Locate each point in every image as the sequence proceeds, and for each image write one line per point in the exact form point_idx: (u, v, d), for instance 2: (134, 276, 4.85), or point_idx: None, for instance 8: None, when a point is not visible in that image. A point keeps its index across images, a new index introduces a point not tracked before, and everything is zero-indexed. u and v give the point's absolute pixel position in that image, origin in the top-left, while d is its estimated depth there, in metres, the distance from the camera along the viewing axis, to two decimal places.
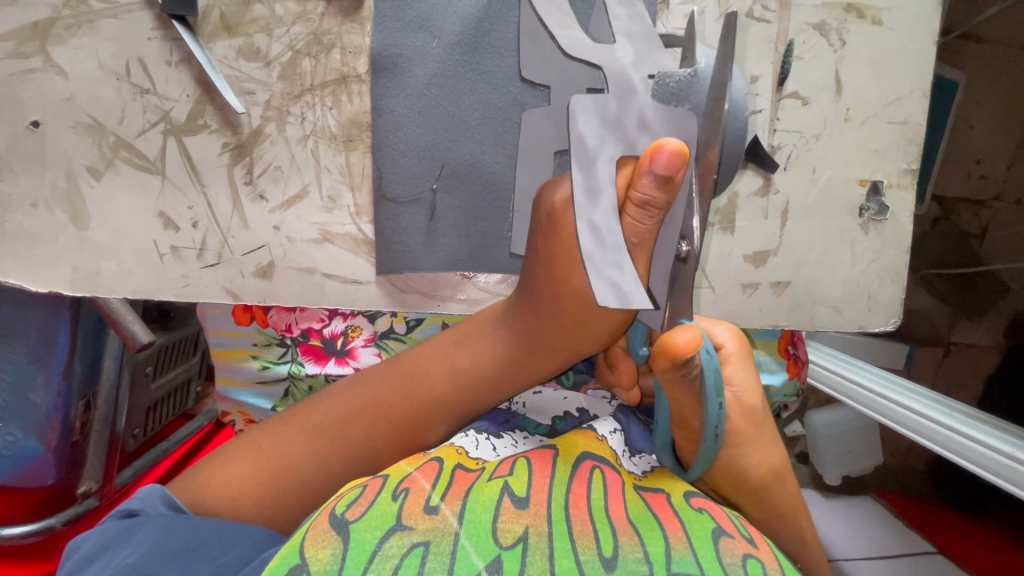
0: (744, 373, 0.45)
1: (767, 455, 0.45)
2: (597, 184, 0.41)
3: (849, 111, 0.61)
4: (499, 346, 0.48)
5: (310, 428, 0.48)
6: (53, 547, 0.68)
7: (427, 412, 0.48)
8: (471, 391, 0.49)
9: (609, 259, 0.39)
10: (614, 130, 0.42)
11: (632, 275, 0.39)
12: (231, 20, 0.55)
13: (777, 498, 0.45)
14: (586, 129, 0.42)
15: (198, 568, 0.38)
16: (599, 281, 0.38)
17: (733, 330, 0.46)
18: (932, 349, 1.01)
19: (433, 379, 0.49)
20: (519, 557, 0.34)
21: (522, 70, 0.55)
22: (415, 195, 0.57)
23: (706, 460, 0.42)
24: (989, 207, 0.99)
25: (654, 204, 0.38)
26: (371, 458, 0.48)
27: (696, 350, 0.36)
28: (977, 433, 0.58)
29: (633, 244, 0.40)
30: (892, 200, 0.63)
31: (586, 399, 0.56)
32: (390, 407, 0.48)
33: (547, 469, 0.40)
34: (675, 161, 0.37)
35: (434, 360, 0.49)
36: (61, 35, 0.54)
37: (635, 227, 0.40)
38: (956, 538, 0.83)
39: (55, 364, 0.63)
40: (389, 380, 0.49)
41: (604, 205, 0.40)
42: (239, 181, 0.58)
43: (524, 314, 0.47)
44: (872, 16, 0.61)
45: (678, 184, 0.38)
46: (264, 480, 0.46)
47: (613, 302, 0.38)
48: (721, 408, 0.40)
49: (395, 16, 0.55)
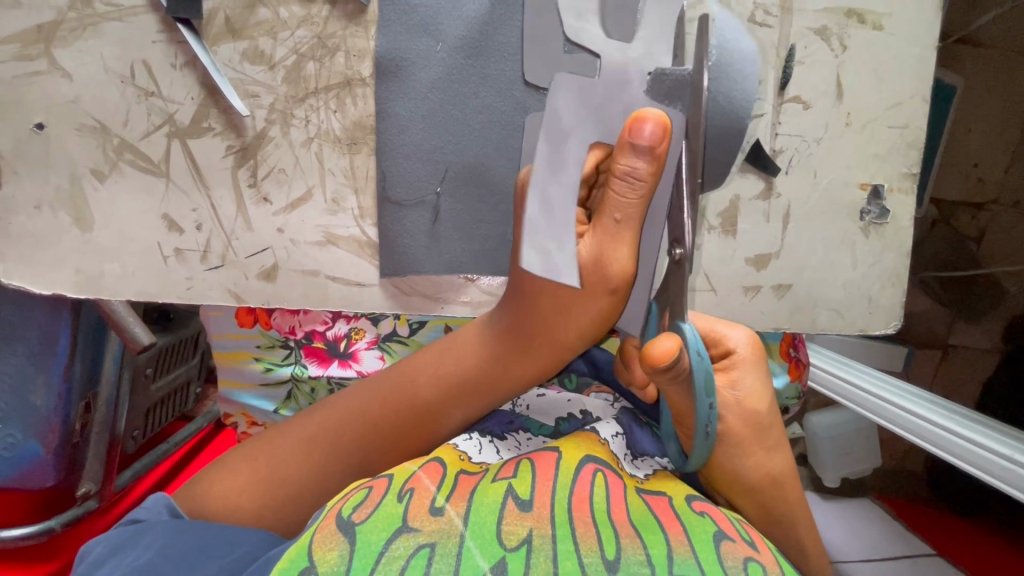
0: (755, 376, 0.45)
1: (774, 458, 0.45)
2: (566, 159, 0.45)
3: (850, 115, 0.62)
4: (486, 348, 0.48)
5: (303, 439, 0.48)
6: (56, 550, 0.68)
7: (419, 419, 0.48)
8: (459, 396, 0.48)
9: (553, 232, 0.44)
10: (594, 114, 0.46)
11: (569, 253, 0.43)
12: (236, 24, 0.55)
13: (782, 499, 0.46)
14: (563, 106, 0.46)
15: (206, 566, 0.38)
16: (531, 248, 0.44)
17: (749, 335, 0.46)
18: (930, 351, 1.01)
19: (422, 386, 0.48)
20: (523, 559, 0.34)
21: (525, 74, 0.55)
22: (418, 198, 0.57)
23: (701, 458, 0.41)
24: (987, 210, 0.99)
25: (636, 175, 0.39)
26: (369, 467, 0.48)
27: (677, 357, 0.36)
28: (974, 435, 0.59)
29: (616, 220, 0.41)
30: (892, 204, 0.64)
31: (590, 402, 0.55)
32: (380, 417, 0.48)
33: (551, 471, 0.40)
34: (657, 133, 0.38)
35: (422, 367, 0.49)
36: (66, 37, 0.54)
37: (617, 201, 0.41)
38: (952, 539, 0.84)
39: (56, 365, 0.63)
40: (378, 391, 0.49)
41: (566, 179, 0.45)
42: (243, 183, 0.58)
43: (510, 310, 0.47)
44: (873, 22, 0.61)
45: (659, 159, 0.39)
46: (261, 491, 0.46)
47: (536, 269, 0.44)
48: (713, 407, 0.39)
49: (398, 21, 0.55)
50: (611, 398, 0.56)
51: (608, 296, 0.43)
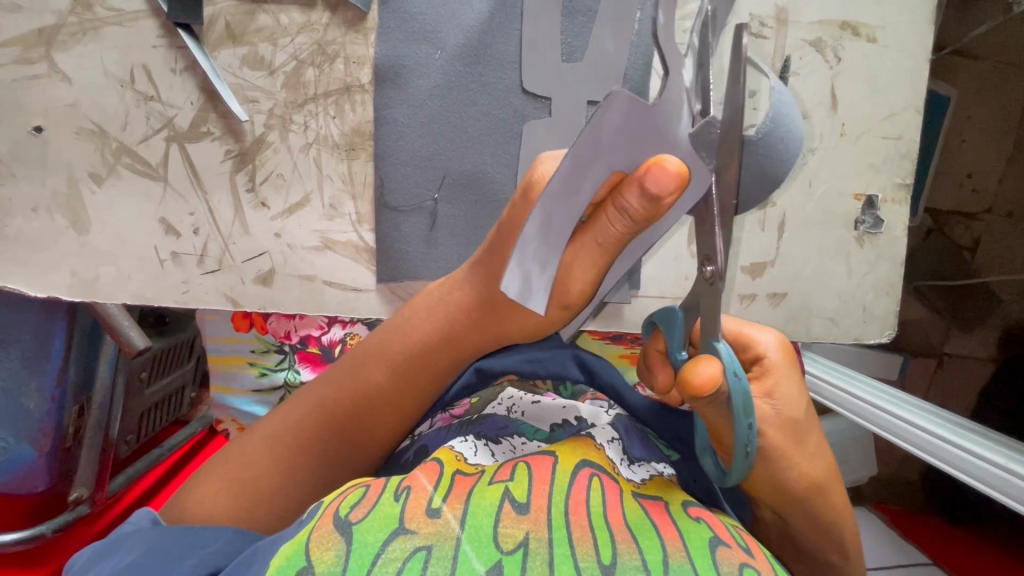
0: (792, 384, 0.41)
1: (812, 467, 0.41)
2: (580, 181, 0.36)
3: (844, 126, 0.62)
4: (441, 330, 0.45)
5: (268, 435, 0.46)
6: (45, 555, 0.68)
7: (380, 405, 0.47)
8: (417, 381, 0.47)
9: (541, 254, 0.37)
10: (632, 138, 0.35)
11: (548, 280, 0.38)
12: (236, 29, 0.55)
13: (809, 516, 0.43)
14: (606, 124, 0.34)
15: (191, 556, 0.38)
16: (514, 269, 0.37)
17: (780, 338, 0.42)
18: (924, 360, 1.01)
19: (378, 373, 0.46)
20: (519, 562, 0.33)
21: (523, 82, 0.56)
22: (416, 204, 0.58)
23: (738, 478, 0.37)
24: (980, 220, 0.99)
25: (632, 215, 0.34)
26: (336, 457, 0.47)
27: (718, 383, 0.33)
28: (966, 443, 0.59)
29: (598, 246, 0.37)
30: (886, 214, 0.64)
31: (586, 408, 0.51)
32: (338, 404, 0.47)
33: (548, 475, 0.38)
34: (671, 183, 0.33)
35: (376, 351, 0.47)
36: (66, 41, 0.55)
37: (603, 229, 0.36)
38: (949, 550, 0.84)
39: (49, 369, 0.63)
40: (337, 378, 0.47)
41: (572, 204, 0.37)
42: (241, 188, 0.58)
43: (465, 293, 0.44)
44: (867, 35, 0.62)
45: (666, 208, 0.34)
46: (236, 495, 0.44)
47: (513, 294, 0.37)
48: (753, 427, 0.35)
49: (398, 29, 0.56)
50: (607, 405, 0.52)
51: (563, 311, 0.40)
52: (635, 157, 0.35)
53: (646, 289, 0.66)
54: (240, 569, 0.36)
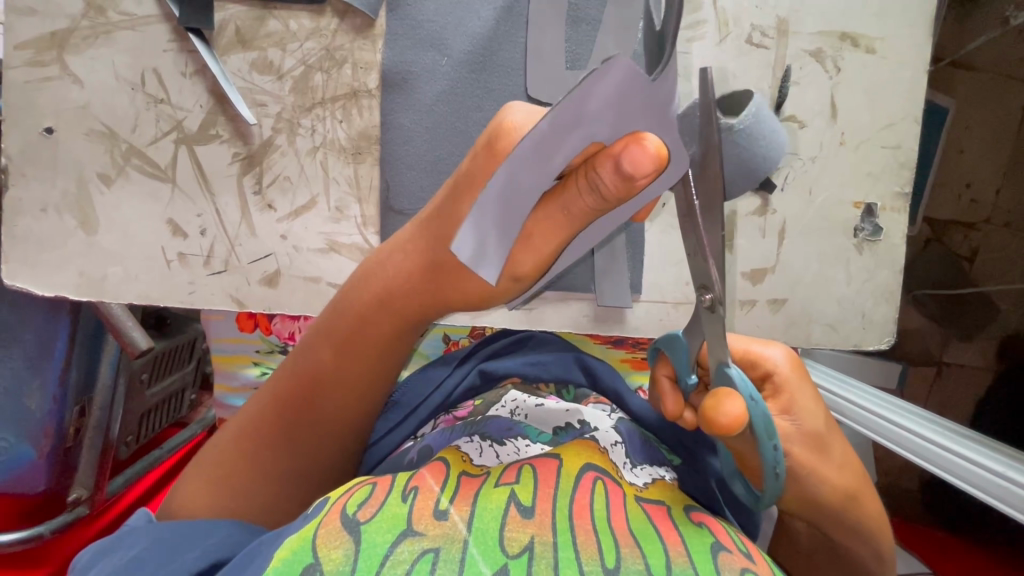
0: (806, 395, 0.42)
1: (828, 479, 0.41)
2: (555, 148, 0.35)
3: (844, 135, 0.63)
4: (381, 299, 0.43)
5: (239, 426, 0.47)
6: (41, 555, 0.67)
7: (331, 381, 0.45)
8: (368, 352, 0.45)
9: (499, 222, 0.37)
10: (621, 110, 0.33)
11: (503, 252, 0.38)
12: (246, 35, 0.56)
13: (813, 520, 0.43)
14: (598, 91, 0.32)
15: (190, 553, 0.39)
16: (468, 232, 0.37)
17: (787, 352, 0.43)
18: (923, 369, 1.00)
19: (324, 349, 0.45)
20: (525, 566, 0.34)
21: (528, 89, 0.58)
22: (421, 208, 0.59)
23: (772, 499, 0.38)
24: (978, 230, 1.00)
25: (601, 190, 0.33)
26: (300, 439, 0.45)
27: (744, 423, 0.33)
28: (964, 450, 0.60)
29: (564, 213, 0.36)
30: (885, 222, 0.65)
31: (588, 412, 0.51)
32: (291, 384, 0.45)
33: (552, 478, 0.39)
34: (647, 165, 0.32)
35: (323, 327, 0.45)
36: (78, 45, 0.56)
37: (572, 200, 0.36)
38: (948, 560, 0.84)
39: (51, 369, 0.63)
40: (291, 359, 0.46)
41: (543, 170, 0.36)
42: (249, 191, 0.59)
43: (408, 257, 0.43)
44: (865, 46, 0.63)
45: (638, 189, 0.33)
46: (218, 485, 0.45)
47: (467, 254, 0.38)
48: (778, 449, 0.36)
49: (406, 35, 0.57)
50: (609, 410, 0.52)
51: (514, 283, 0.40)
52: (620, 129, 0.34)
53: (648, 293, 0.67)
54: (244, 564, 0.37)
